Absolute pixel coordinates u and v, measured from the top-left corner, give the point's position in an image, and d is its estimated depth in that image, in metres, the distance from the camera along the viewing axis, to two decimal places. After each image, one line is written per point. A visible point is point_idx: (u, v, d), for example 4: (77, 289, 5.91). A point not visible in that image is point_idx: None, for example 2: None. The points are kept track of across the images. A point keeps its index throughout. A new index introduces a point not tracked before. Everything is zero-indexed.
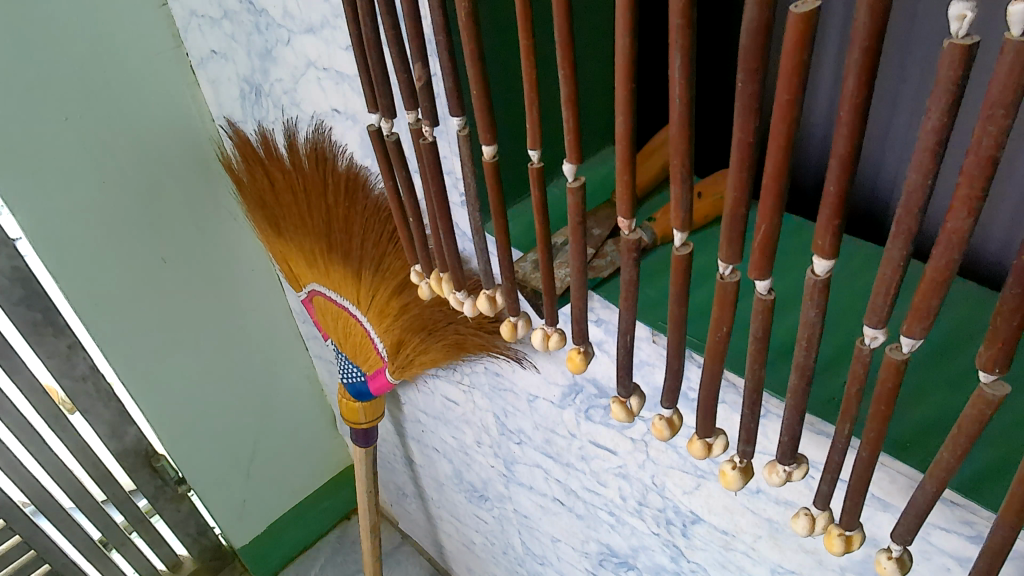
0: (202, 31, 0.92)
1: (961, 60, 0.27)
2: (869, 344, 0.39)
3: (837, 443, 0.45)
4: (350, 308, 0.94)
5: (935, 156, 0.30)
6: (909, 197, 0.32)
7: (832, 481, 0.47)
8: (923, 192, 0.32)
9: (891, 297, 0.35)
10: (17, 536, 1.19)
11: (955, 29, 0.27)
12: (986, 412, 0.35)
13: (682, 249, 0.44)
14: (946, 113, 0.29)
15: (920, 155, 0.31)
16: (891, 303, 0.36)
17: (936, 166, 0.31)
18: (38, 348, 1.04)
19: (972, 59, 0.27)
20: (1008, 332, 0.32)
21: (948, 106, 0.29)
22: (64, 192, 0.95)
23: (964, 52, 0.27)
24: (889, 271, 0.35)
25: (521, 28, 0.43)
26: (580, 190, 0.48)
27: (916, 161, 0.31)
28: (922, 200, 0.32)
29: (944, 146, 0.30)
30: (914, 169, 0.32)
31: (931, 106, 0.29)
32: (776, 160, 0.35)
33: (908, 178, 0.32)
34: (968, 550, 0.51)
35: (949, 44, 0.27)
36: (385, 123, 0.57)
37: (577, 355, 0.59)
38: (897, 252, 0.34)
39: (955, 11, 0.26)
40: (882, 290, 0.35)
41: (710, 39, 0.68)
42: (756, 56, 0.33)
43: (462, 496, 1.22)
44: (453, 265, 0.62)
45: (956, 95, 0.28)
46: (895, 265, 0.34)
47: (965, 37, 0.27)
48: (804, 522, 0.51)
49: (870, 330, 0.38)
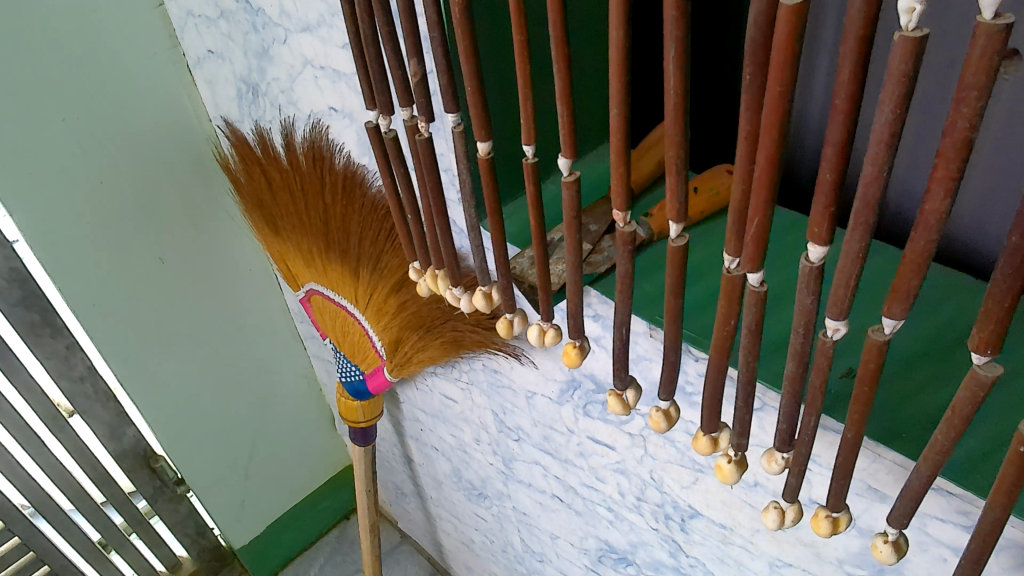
0: (198, 31, 0.93)
1: (913, 50, 0.28)
2: (832, 337, 0.39)
3: (807, 431, 0.46)
4: (347, 307, 0.94)
5: (891, 147, 0.31)
6: (865, 189, 0.33)
7: (801, 474, 0.49)
8: (879, 185, 0.32)
9: (852, 287, 0.36)
10: (16, 538, 1.19)
11: (905, 21, 0.27)
12: (979, 393, 0.36)
13: (678, 240, 0.44)
14: (901, 104, 0.29)
15: (875, 147, 0.31)
16: (852, 294, 0.36)
17: (892, 157, 0.31)
18: (37, 349, 1.04)
19: (924, 50, 0.28)
20: (998, 312, 0.33)
21: (901, 97, 0.29)
22: (62, 193, 0.95)
23: (914, 43, 0.27)
24: (849, 262, 0.35)
25: (515, 23, 0.43)
26: (575, 184, 0.48)
27: (872, 153, 0.31)
28: (879, 192, 0.32)
29: (899, 137, 0.31)
30: (869, 162, 0.32)
31: (885, 98, 0.30)
32: (768, 152, 0.35)
33: (864, 170, 0.32)
34: (960, 538, 0.51)
35: (899, 37, 0.28)
36: (382, 119, 0.57)
37: (572, 350, 0.60)
38: (856, 244, 0.34)
39: (906, 5, 0.27)
40: (843, 281, 0.36)
41: (706, 35, 0.69)
42: (754, 46, 0.33)
43: (460, 494, 1.22)
44: (450, 262, 0.62)
45: (909, 85, 0.29)
46: (855, 256, 0.35)
47: (916, 29, 0.28)
48: (775, 516, 0.53)
49: (832, 322, 0.38)
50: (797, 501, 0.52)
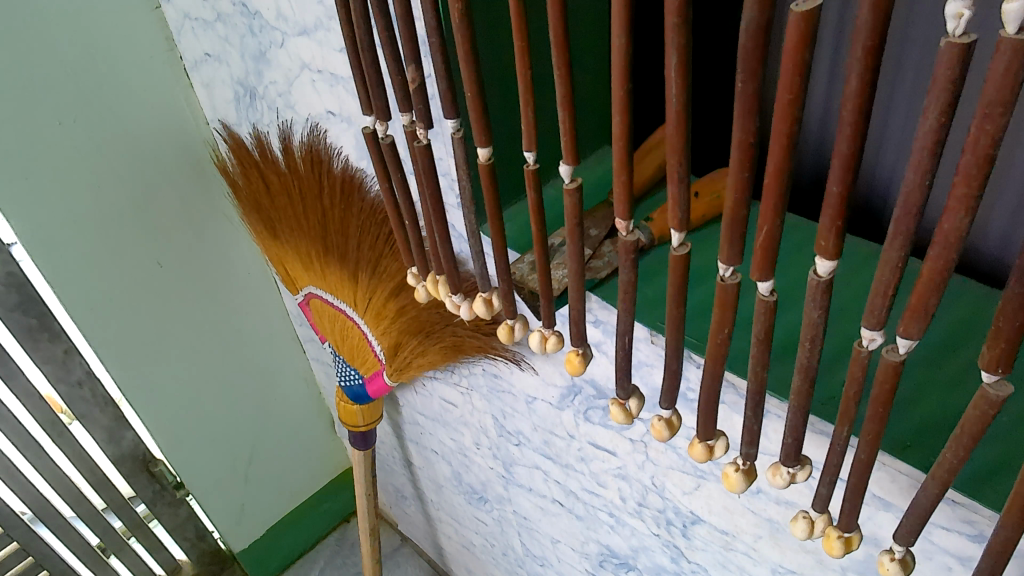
0: (195, 33, 0.92)
1: (957, 59, 0.27)
2: (867, 346, 0.38)
3: (837, 443, 0.44)
4: (347, 311, 0.93)
5: (932, 156, 0.30)
6: (907, 198, 0.32)
7: (830, 484, 0.47)
8: (920, 193, 0.32)
9: (889, 297, 0.35)
10: (15, 543, 1.18)
11: (951, 28, 0.27)
12: (988, 412, 0.35)
13: (681, 248, 0.44)
14: (944, 112, 0.29)
15: (917, 155, 0.31)
16: (889, 304, 0.36)
17: (933, 166, 0.31)
18: (34, 353, 1.02)
19: (968, 58, 0.27)
20: (1009, 331, 0.32)
21: (945, 105, 0.28)
22: (58, 196, 0.94)
23: (958, 52, 0.27)
24: (887, 272, 0.34)
25: (516, 27, 0.42)
26: (577, 191, 0.47)
27: (913, 161, 0.31)
28: (920, 200, 0.32)
29: (942, 145, 0.30)
30: (908, 171, 0.31)
31: (929, 104, 0.29)
32: (776, 160, 0.35)
33: (905, 178, 0.32)
34: (969, 549, 0.51)
35: (945, 43, 0.27)
36: (379, 125, 0.56)
37: (576, 357, 0.59)
38: (895, 253, 0.34)
39: (953, 9, 0.26)
40: (880, 291, 0.35)
41: (706, 36, 0.68)
42: (753, 56, 0.32)
43: (461, 497, 1.22)
44: (449, 268, 0.61)
45: (950, 94, 0.28)
46: (892, 266, 0.34)
47: (961, 36, 0.27)
48: (803, 526, 0.51)
49: (867, 332, 0.37)
50: (826, 510, 0.50)
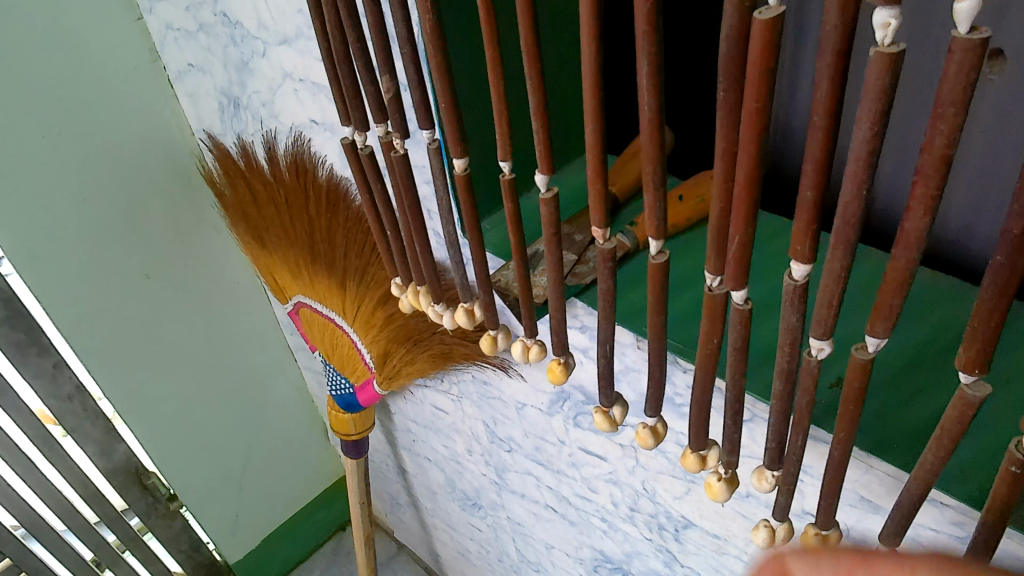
0: (178, 44, 0.91)
1: (890, 67, 0.27)
2: (816, 355, 0.39)
3: (793, 452, 0.46)
4: (336, 319, 0.93)
5: (870, 165, 0.30)
6: (845, 208, 0.32)
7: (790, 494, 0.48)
8: (860, 203, 0.32)
9: (835, 308, 0.35)
10: (8, 559, 1.16)
11: (881, 37, 0.27)
12: (968, 413, 0.35)
13: (659, 256, 0.43)
14: (877, 122, 0.29)
15: (854, 164, 0.31)
16: (835, 314, 0.36)
17: (872, 174, 0.31)
18: (23, 368, 1.01)
19: (901, 65, 0.27)
20: (986, 331, 0.32)
21: (878, 114, 0.28)
22: (43, 209, 0.93)
23: (890, 60, 0.27)
24: (831, 282, 0.35)
25: (487, 34, 0.42)
26: (553, 201, 0.47)
27: (852, 171, 0.31)
28: (860, 210, 0.32)
29: (879, 153, 0.30)
30: (849, 180, 0.31)
31: (863, 113, 0.29)
32: (747, 167, 0.34)
33: (845, 188, 0.32)
34: (956, 550, 0.51)
35: (876, 52, 0.27)
36: (358, 135, 0.56)
37: (557, 366, 0.59)
38: (839, 261, 0.34)
39: (881, 19, 0.26)
40: (826, 302, 0.36)
41: (688, 39, 0.68)
42: (726, 63, 0.32)
43: (455, 504, 1.21)
44: (431, 277, 0.61)
45: (887, 101, 0.28)
46: (836, 276, 0.34)
47: (892, 45, 0.27)
48: (765, 534, 0.53)
49: (816, 342, 0.38)
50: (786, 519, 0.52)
